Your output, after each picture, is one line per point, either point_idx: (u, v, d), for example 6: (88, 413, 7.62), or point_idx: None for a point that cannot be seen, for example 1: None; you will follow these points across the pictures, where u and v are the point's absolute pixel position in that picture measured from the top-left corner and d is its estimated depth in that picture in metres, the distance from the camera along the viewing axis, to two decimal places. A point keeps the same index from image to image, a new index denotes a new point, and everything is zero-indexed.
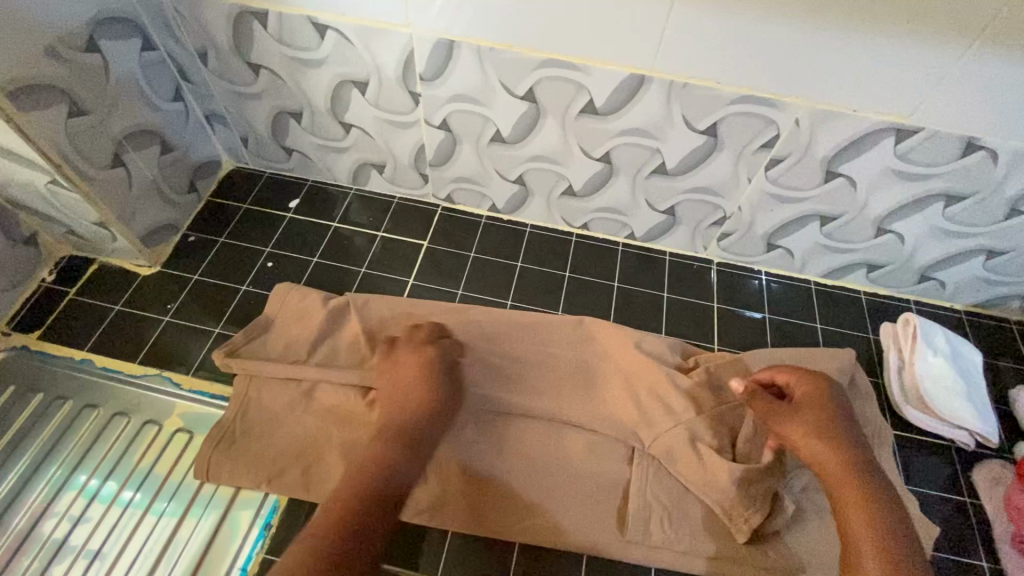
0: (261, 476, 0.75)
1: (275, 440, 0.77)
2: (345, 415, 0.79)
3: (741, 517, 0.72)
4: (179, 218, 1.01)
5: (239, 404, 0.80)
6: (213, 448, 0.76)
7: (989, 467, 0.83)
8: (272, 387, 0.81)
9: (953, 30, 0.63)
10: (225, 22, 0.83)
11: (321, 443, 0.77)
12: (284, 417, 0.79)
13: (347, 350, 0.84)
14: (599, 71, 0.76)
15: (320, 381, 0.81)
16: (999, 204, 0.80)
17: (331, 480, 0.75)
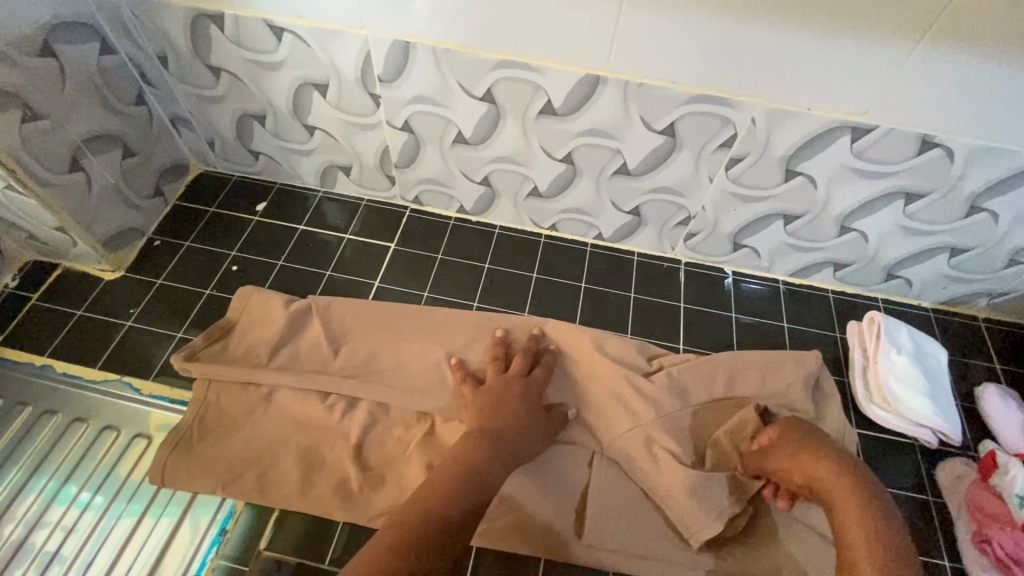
0: (217, 481, 0.75)
1: (233, 444, 0.77)
2: (303, 420, 0.79)
3: (698, 522, 0.72)
4: (144, 222, 1.00)
5: (197, 408, 0.80)
6: (170, 452, 0.76)
7: (953, 465, 0.82)
8: (231, 392, 0.81)
9: (899, 27, 0.63)
10: (184, 26, 0.83)
11: (278, 449, 0.77)
12: (243, 421, 0.79)
13: (307, 354, 0.84)
14: (555, 71, 0.76)
15: (280, 385, 0.81)
16: (959, 201, 0.80)
17: (286, 484, 0.75)
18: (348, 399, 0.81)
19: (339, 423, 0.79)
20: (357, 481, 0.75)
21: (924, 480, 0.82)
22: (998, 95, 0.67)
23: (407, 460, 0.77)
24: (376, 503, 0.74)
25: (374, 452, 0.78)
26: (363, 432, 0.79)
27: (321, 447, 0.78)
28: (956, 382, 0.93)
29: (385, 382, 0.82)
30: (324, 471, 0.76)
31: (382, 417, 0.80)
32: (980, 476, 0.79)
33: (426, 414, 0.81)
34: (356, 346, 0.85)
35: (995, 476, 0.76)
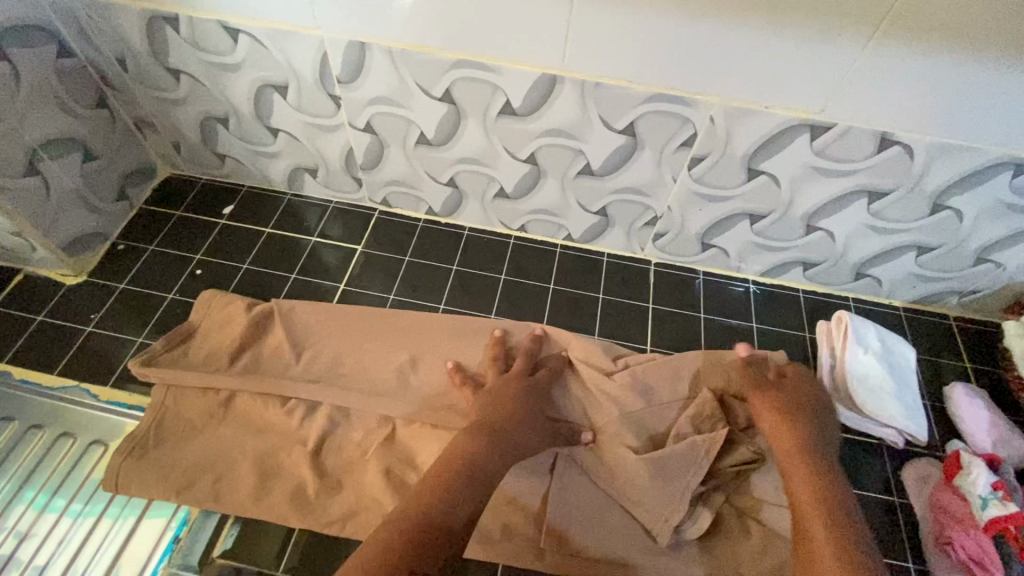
0: (170, 487, 0.74)
1: (189, 450, 0.77)
2: (263, 425, 0.79)
3: (662, 520, 0.72)
4: (108, 226, 1.00)
5: (155, 413, 0.80)
6: (124, 458, 0.75)
7: (918, 466, 0.82)
8: (189, 397, 0.81)
9: (850, 25, 0.63)
10: (140, 28, 0.82)
11: (235, 453, 0.77)
12: (200, 426, 0.79)
13: (269, 358, 0.84)
14: (511, 71, 0.75)
15: (240, 390, 0.81)
16: (921, 198, 0.80)
17: (242, 488, 0.74)
18: (309, 403, 0.81)
19: (298, 428, 0.79)
20: (313, 487, 0.74)
21: (890, 481, 0.82)
22: (954, 91, 0.67)
23: (365, 465, 0.76)
24: (333, 508, 0.73)
25: (333, 456, 0.77)
26: (323, 437, 0.78)
27: (279, 453, 0.77)
28: (925, 381, 0.92)
29: (346, 386, 0.82)
30: (280, 478, 0.75)
31: (343, 422, 0.80)
32: (945, 477, 0.78)
33: (387, 418, 0.80)
34: (321, 350, 0.85)
35: (959, 477, 0.75)
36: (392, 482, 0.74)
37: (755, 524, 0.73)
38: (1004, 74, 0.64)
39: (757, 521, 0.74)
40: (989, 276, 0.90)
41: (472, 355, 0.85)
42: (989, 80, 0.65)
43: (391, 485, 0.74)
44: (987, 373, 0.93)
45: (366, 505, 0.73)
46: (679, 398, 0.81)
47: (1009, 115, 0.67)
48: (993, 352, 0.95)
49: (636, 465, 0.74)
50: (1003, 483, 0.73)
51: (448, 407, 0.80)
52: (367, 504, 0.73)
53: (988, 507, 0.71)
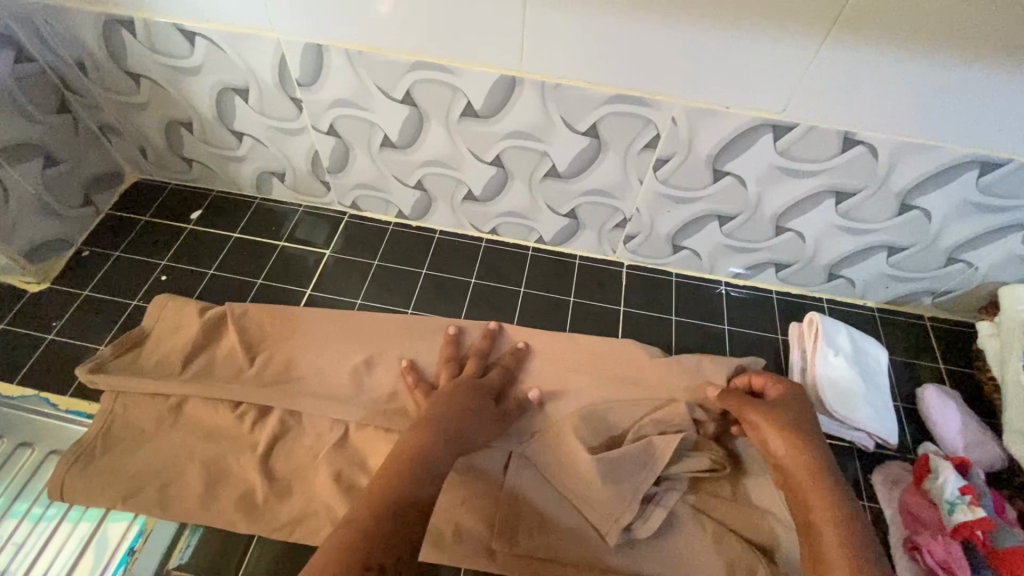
0: (115, 495, 0.73)
1: (137, 457, 0.76)
2: (214, 431, 0.79)
3: (611, 519, 0.72)
4: (72, 232, 0.98)
5: (103, 420, 0.79)
6: (68, 467, 0.75)
7: (888, 470, 0.81)
8: (138, 403, 0.80)
9: (805, 24, 0.62)
10: (98, 32, 0.82)
11: (181, 460, 0.76)
12: (150, 433, 0.78)
13: (222, 363, 0.84)
14: (470, 73, 0.75)
15: (189, 395, 0.80)
16: (889, 198, 0.78)
17: (189, 495, 0.74)
18: (260, 407, 0.81)
19: (249, 433, 0.79)
20: (262, 492, 0.74)
21: (859, 485, 0.80)
22: (914, 89, 0.66)
23: (315, 468, 0.77)
24: (280, 514, 0.73)
25: (281, 460, 0.77)
26: (272, 441, 0.78)
27: (227, 457, 0.77)
28: (899, 383, 0.91)
29: (301, 391, 0.81)
30: (227, 483, 0.75)
31: (295, 426, 0.80)
32: (915, 481, 0.77)
33: (339, 422, 0.80)
34: (273, 352, 0.85)
35: (928, 481, 0.74)
36: (341, 485, 0.75)
37: (708, 520, 0.74)
38: (964, 72, 0.63)
39: (712, 518, 0.74)
40: (962, 276, 0.89)
41: (427, 357, 0.86)
42: (949, 77, 0.64)
43: (340, 488, 0.74)
44: (961, 374, 0.92)
45: (315, 508, 0.74)
46: (635, 403, 0.81)
47: (971, 112, 0.67)
48: (968, 353, 0.94)
49: (587, 464, 0.74)
50: (971, 487, 0.71)
51: (401, 408, 0.81)
52: (316, 507, 0.74)
53: (955, 512, 0.70)
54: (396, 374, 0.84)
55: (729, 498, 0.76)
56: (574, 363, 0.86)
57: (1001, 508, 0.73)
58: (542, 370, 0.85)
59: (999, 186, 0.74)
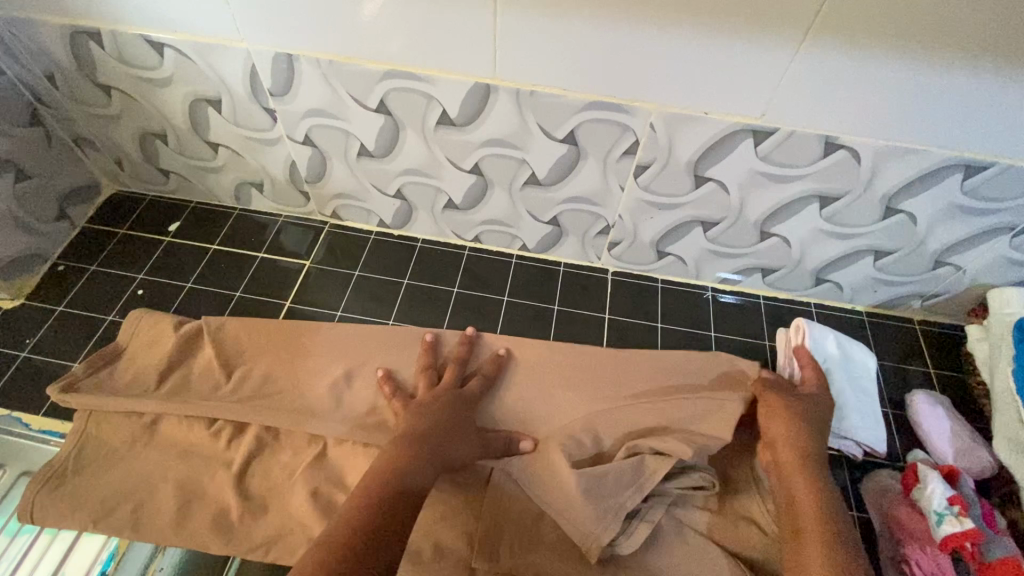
0: (88, 517, 0.72)
1: (108, 477, 0.75)
2: (188, 448, 0.77)
3: (593, 538, 0.69)
4: (47, 247, 0.97)
5: (75, 439, 0.77)
6: (39, 487, 0.73)
7: (879, 479, 0.78)
8: (111, 421, 0.78)
9: (780, 29, 0.61)
10: (64, 43, 0.80)
11: (155, 481, 0.75)
12: (123, 452, 0.76)
13: (199, 378, 0.82)
14: (444, 81, 0.73)
15: (163, 413, 0.79)
16: (874, 202, 0.77)
17: (161, 516, 0.72)
18: (236, 423, 0.79)
19: (224, 451, 0.77)
20: (236, 511, 0.73)
21: (848, 493, 0.79)
22: (895, 93, 0.64)
23: (291, 487, 0.75)
24: (256, 534, 0.72)
25: (257, 479, 0.76)
26: (246, 460, 0.76)
27: (202, 476, 0.75)
28: (890, 388, 0.89)
29: (277, 407, 0.80)
30: (201, 503, 0.74)
31: (271, 443, 0.79)
32: (904, 490, 0.74)
33: (317, 438, 0.79)
34: (251, 368, 0.83)
35: (916, 490, 0.72)
36: (317, 502, 0.74)
37: (694, 535, 0.73)
38: (943, 76, 0.62)
39: (697, 531, 0.73)
40: (950, 279, 0.88)
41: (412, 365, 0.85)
42: (929, 79, 0.62)
43: (317, 505, 0.73)
44: (952, 378, 0.90)
45: (290, 528, 0.72)
46: (620, 412, 0.80)
47: (955, 114, 0.65)
48: (959, 357, 0.92)
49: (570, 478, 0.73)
50: (960, 497, 0.69)
51: (380, 422, 0.79)
52: (292, 527, 0.72)
53: (943, 523, 0.68)
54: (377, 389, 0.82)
55: (714, 511, 0.75)
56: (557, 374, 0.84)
57: (991, 518, 0.72)
58: (522, 385, 0.83)
59: (984, 189, 0.73)
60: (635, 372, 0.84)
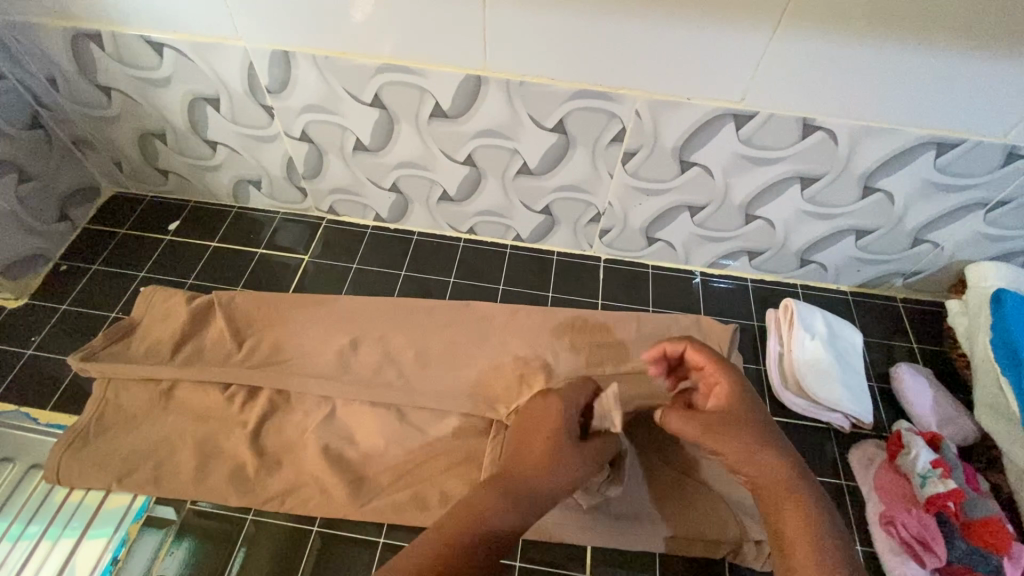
0: (112, 476, 0.76)
1: (130, 438, 0.79)
2: (203, 413, 0.81)
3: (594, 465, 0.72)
4: (49, 247, 0.99)
5: (96, 406, 0.81)
6: (64, 449, 0.77)
7: (863, 448, 0.81)
8: (130, 388, 0.82)
9: (756, 14, 0.64)
10: (66, 47, 0.82)
11: (173, 442, 0.79)
12: (142, 417, 0.80)
13: (211, 348, 0.86)
14: (436, 75, 0.76)
15: (179, 379, 0.83)
16: (853, 181, 0.80)
17: (180, 475, 0.76)
18: (249, 388, 0.83)
19: (238, 412, 0.81)
20: (252, 467, 0.77)
21: (837, 464, 0.81)
22: (867, 74, 0.68)
23: (304, 443, 0.79)
24: (272, 486, 0.76)
25: (271, 436, 0.80)
26: (261, 419, 0.80)
27: (218, 436, 0.79)
28: (874, 362, 0.92)
29: (288, 371, 0.84)
30: (220, 459, 0.78)
31: (284, 405, 0.82)
32: (889, 457, 0.78)
33: (327, 399, 0.83)
34: (261, 337, 0.88)
35: (900, 457, 0.76)
36: (329, 457, 0.78)
37: (684, 474, 0.79)
38: (912, 58, 0.65)
39: (687, 471, 0.79)
40: (930, 256, 0.91)
41: (415, 334, 0.89)
42: (901, 59, 0.65)
43: (329, 460, 0.78)
44: (934, 352, 0.94)
45: (305, 480, 0.77)
46: (610, 370, 0.86)
47: (923, 95, 0.69)
48: (940, 332, 0.96)
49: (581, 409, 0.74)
50: (942, 460, 0.73)
51: (381, 398, 0.82)
52: (305, 479, 0.77)
53: (926, 485, 0.71)
54: (380, 363, 0.86)
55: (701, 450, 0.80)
56: (552, 337, 0.90)
57: (974, 479, 0.75)
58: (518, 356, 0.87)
59: (956, 165, 0.76)
60: (622, 335, 0.90)
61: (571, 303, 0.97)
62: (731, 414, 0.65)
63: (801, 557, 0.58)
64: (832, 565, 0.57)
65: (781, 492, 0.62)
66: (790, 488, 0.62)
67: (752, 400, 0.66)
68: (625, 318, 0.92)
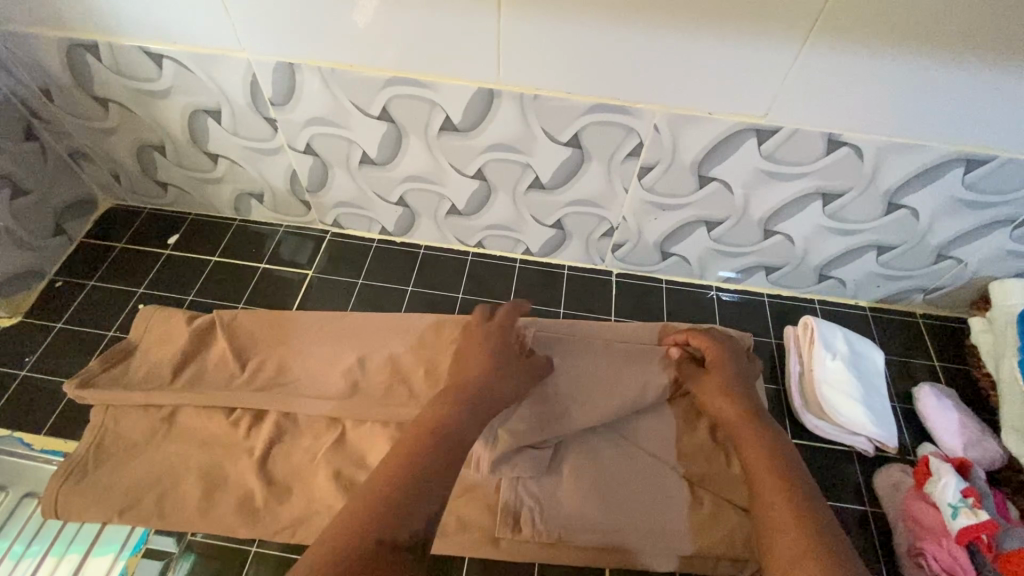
0: (112, 508, 0.73)
1: (129, 467, 0.76)
2: (207, 439, 0.78)
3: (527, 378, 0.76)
4: (44, 262, 0.96)
5: (94, 433, 0.78)
6: (62, 480, 0.74)
7: (889, 473, 0.79)
8: (130, 414, 0.79)
9: (786, 27, 0.61)
10: (60, 57, 0.79)
11: (176, 471, 0.76)
12: (142, 445, 0.77)
13: (214, 370, 0.83)
14: (447, 87, 0.73)
15: (181, 404, 0.80)
16: (877, 197, 0.78)
17: (184, 506, 0.73)
18: (255, 412, 0.81)
19: (244, 439, 0.78)
20: (260, 496, 0.74)
21: (861, 490, 0.79)
22: (894, 89, 0.65)
23: (313, 470, 0.76)
24: (281, 516, 0.73)
25: (279, 462, 0.77)
26: (268, 445, 0.78)
27: (223, 464, 0.76)
28: (896, 382, 0.90)
29: (294, 393, 0.81)
30: (226, 488, 0.75)
31: (291, 429, 0.80)
32: (916, 484, 0.74)
33: (336, 421, 0.80)
34: (265, 358, 0.85)
35: (928, 484, 0.72)
36: (339, 484, 0.75)
37: (706, 494, 0.77)
38: (944, 72, 0.62)
39: (709, 493, 0.77)
40: (952, 272, 0.88)
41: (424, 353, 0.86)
42: (931, 75, 0.63)
43: (339, 486, 0.75)
44: (957, 370, 0.91)
45: (316, 509, 0.74)
46: None
47: (949, 113, 0.66)
48: (962, 348, 0.93)
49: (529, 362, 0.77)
50: (973, 489, 0.70)
51: (391, 421, 0.79)
52: (316, 508, 0.74)
53: (958, 516, 0.68)
54: (388, 384, 0.83)
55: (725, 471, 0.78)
56: None
57: (1004, 509, 0.72)
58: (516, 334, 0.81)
59: (984, 182, 0.73)
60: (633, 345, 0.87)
61: (584, 319, 0.95)
62: (721, 379, 0.78)
63: (755, 461, 0.67)
64: (784, 463, 0.66)
65: (739, 423, 0.73)
66: (748, 417, 0.73)
67: (732, 356, 0.80)
68: (641, 336, 0.89)
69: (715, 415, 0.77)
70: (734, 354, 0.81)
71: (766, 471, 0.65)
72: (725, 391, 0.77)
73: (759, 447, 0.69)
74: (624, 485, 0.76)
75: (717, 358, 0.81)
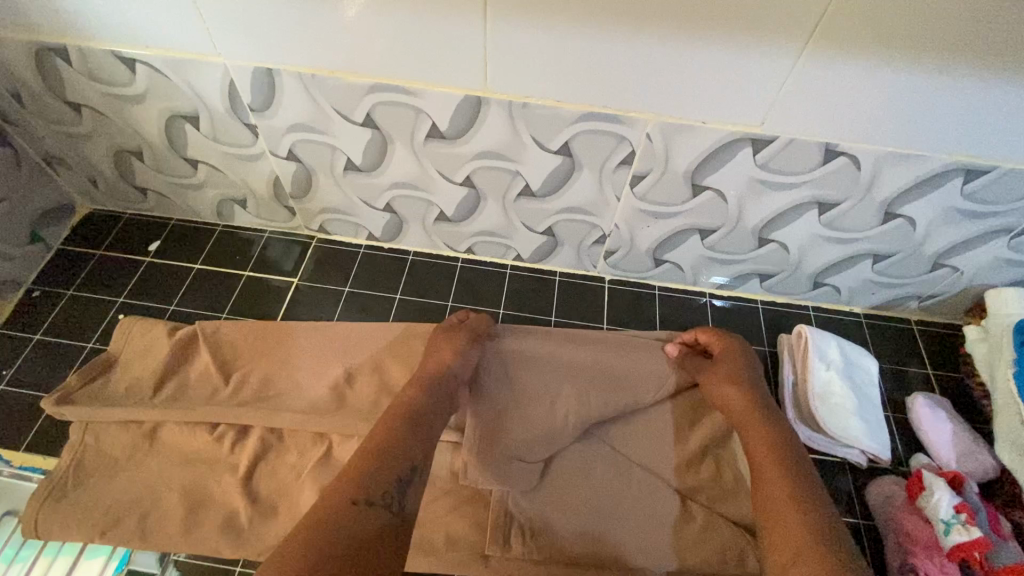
0: (91, 529, 0.71)
1: (109, 486, 0.74)
2: (190, 456, 0.77)
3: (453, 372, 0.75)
4: (20, 272, 0.93)
5: (74, 451, 0.76)
6: (41, 500, 0.72)
7: (882, 485, 0.78)
8: (111, 431, 0.77)
9: (782, 36, 0.59)
10: (29, 61, 0.76)
11: (158, 489, 0.74)
12: (123, 463, 0.76)
13: (197, 384, 0.81)
14: (433, 95, 0.70)
15: (163, 421, 0.78)
16: (874, 207, 0.76)
17: (166, 526, 0.72)
18: (238, 428, 0.79)
19: (228, 455, 0.77)
20: (245, 514, 0.73)
21: (852, 502, 0.79)
22: (893, 99, 0.63)
23: (300, 487, 0.75)
24: (266, 535, 0.72)
25: (264, 480, 0.76)
26: (253, 462, 0.76)
27: (207, 481, 0.75)
28: (890, 391, 0.89)
29: (279, 407, 0.80)
30: (209, 508, 0.73)
31: (276, 445, 0.78)
32: (908, 497, 0.74)
33: (322, 437, 0.79)
34: (249, 371, 0.83)
35: (920, 499, 0.72)
36: None
37: (698, 508, 0.76)
38: (943, 82, 0.61)
39: (701, 506, 0.76)
40: (948, 280, 0.87)
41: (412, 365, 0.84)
42: (931, 85, 0.61)
43: None
44: (951, 379, 0.90)
45: None
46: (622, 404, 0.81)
47: (946, 124, 0.65)
48: (956, 357, 0.92)
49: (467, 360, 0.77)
50: (966, 505, 0.69)
51: None
52: None
53: (950, 533, 0.67)
54: (375, 398, 0.81)
55: (718, 485, 0.77)
56: None
57: (996, 523, 0.72)
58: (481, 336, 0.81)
59: (982, 192, 0.72)
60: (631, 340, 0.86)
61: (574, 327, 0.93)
62: (731, 369, 0.77)
63: (763, 459, 0.66)
64: (792, 461, 0.65)
65: (748, 416, 0.72)
66: (755, 407, 0.72)
67: (745, 351, 0.79)
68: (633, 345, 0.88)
69: (720, 403, 0.77)
70: (744, 346, 0.80)
71: (772, 468, 0.64)
72: (733, 378, 0.76)
73: (766, 445, 0.68)
74: (615, 499, 0.76)
75: (727, 351, 0.80)
